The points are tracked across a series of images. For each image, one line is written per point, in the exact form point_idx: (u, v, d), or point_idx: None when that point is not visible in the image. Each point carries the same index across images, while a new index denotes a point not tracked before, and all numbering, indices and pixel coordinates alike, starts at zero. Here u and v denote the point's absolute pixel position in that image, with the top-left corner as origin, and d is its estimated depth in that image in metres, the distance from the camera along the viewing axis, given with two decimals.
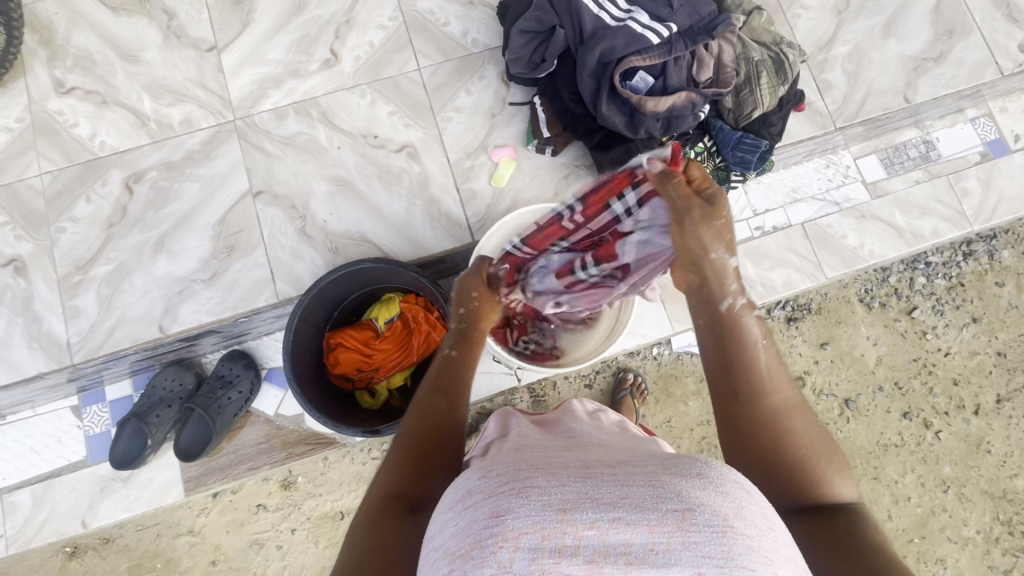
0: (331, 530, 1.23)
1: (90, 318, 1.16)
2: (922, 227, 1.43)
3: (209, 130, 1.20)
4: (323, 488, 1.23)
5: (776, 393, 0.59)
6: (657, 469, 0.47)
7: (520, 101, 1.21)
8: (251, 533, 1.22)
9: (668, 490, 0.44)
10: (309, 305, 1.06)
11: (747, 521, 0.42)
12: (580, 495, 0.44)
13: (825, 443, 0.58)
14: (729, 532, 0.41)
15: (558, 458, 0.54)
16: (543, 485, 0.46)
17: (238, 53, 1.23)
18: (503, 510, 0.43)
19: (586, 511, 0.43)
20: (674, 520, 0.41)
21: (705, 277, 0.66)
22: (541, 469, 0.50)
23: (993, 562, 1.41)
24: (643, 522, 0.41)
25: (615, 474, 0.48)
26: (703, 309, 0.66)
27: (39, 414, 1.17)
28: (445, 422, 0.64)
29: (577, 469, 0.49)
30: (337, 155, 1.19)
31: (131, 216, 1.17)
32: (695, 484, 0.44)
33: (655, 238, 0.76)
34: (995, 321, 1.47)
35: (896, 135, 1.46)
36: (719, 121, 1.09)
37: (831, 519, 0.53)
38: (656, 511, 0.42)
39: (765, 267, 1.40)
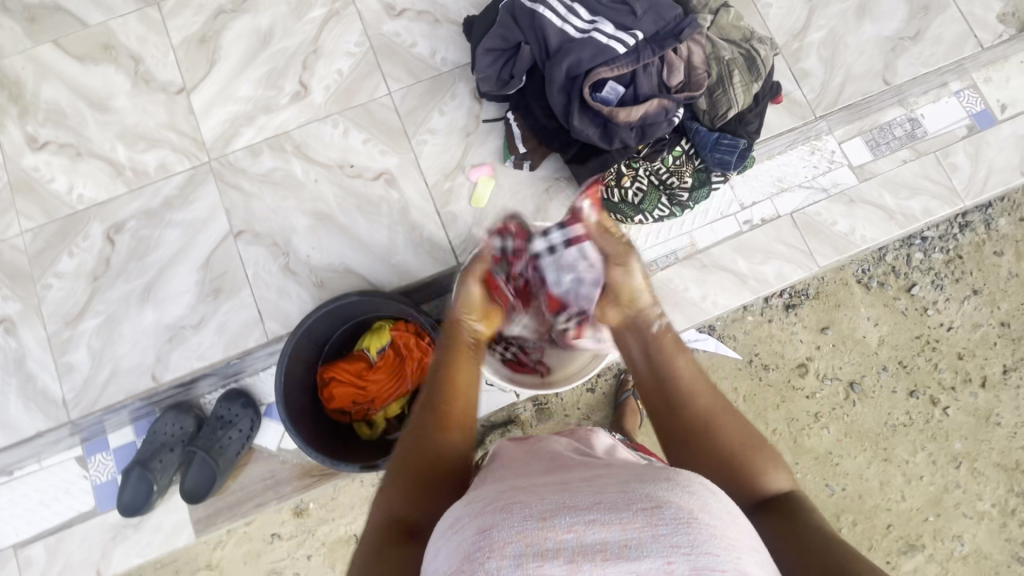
0: (347, 554, 1.24)
1: (83, 373, 1.16)
2: (913, 206, 1.41)
3: (185, 174, 1.19)
4: (334, 512, 1.24)
5: (699, 398, 0.68)
6: (628, 479, 0.50)
7: (494, 117, 1.20)
8: (268, 562, 1.23)
9: (639, 493, 0.46)
10: (297, 344, 1.06)
11: (709, 510, 0.45)
12: (558, 503, 0.46)
13: (754, 439, 0.64)
14: (693, 523, 0.43)
15: (541, 477, 0.55)
16: (524, 499, 0.47)
17: (208, 93, 1.22)
18: (490, 523, 0.44)
19: (565, 515, 0.44)
20: (644, 515, 0.43)
21: (638, 311, 0.82)
22: (522, 487, 0.51)
23: (1011, 534, 1.41)
24: (616, 521, 0.43)
25: (589, 485, 0.50)
26: (637, 339, 0.79)
27: (45, 467, 1.17)
28: (448, 454, 0.64)
29: (554, 485, 0.52)
30: (314, 187, 1.18)
31: (115, 266, 1.17)
32: (664, 488, 0.47)
33: (579, 270, 0.98)
34: (996, 292, 1.45)
35: (880, 116, 1.43)
36: (695, 124, 1.08)
37: (783, 516, 0.57)
38: (628, 509, 0.44)
39: (757, 261, 1.37)
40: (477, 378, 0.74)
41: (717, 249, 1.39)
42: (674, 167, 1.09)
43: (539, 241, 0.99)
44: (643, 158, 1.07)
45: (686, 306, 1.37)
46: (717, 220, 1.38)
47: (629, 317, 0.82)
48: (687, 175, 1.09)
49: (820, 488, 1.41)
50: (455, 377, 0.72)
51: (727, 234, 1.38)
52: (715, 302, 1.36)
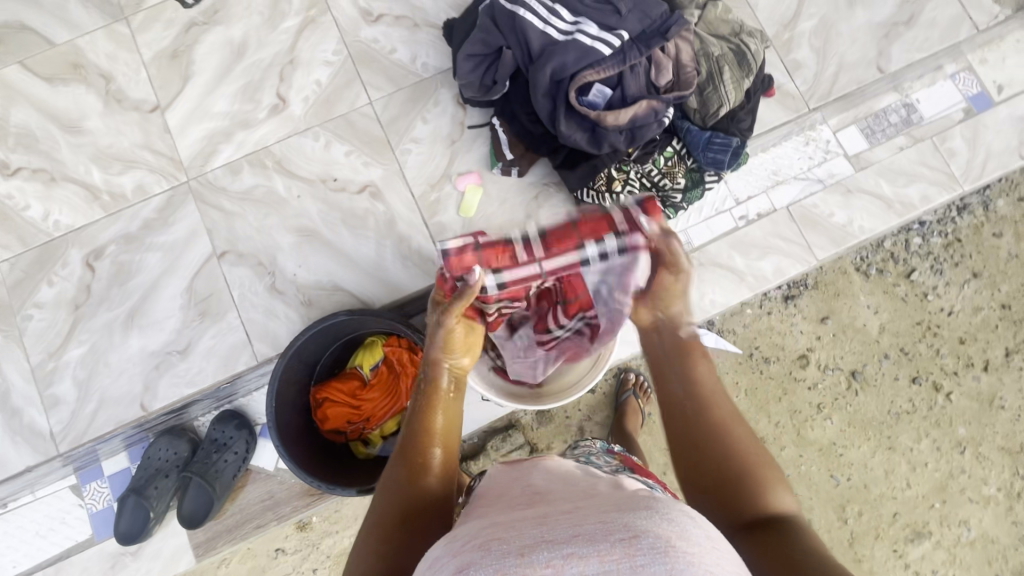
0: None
1: (69, 405, 1.13)
2: (911, 194, 1.38)
3: (163, 195, 1.16)
4: (338, 525, 1.23)
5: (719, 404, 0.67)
6: (609, 509, 0.48)
7: (479, 123, 1.17)
8: None
9: (617, 523, 0.45)
10: (288, 367, 1.03)
11: (689, 538, 0.44)
12: (538, 538, 0.45)
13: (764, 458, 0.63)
14: (671, 552, 0.42)
15: (524, 511, 0.54)
16: (504, 536, 0.46)
17: (183, 109, 1.18)
18: (467, 561, 0.44)
19: (544, 550, 0.43)
20: (621, 546, 0.42)
21: (668, 316, 0.78)
22: (504, 524, 0.50)
23: (1017, 517, 1.40)
24: (594, 554, 0.42)
25: (570, 517, 0.49)
26: (659, 337, 0.78)
27: (40, 498, 1.14)
28: (420, 498, 0.64)
29: (536, 518, 0.51)
30: (298, 204, 1.15)
31: (96, 294, 1.14)
32: (643, 517, 0.45)
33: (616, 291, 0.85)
34: (997, 274, 1.43)
35: (875, 103, 1.40)
36: (687, 123, 1.05)
37: (773, 529, 0.56)
38: (605, 541, 0.43)
39: (754, 257, 1.35)
40: (455, 418, 0.74)
41: (713, 246, 1.35)
42: (666, 169, 1.05)
43: (590, 248, 0.79)
44: (634, 161, 1.04)
45: None
46: (712, 216, 1.35)
47: (659, 319, 0.79)
48: (680, 176, 1.06)
49: (826, 480, 1.39)
50: (431, 418, 0.72)
51: (723, 231, 1.35)
52: (712, 301, 1.33)
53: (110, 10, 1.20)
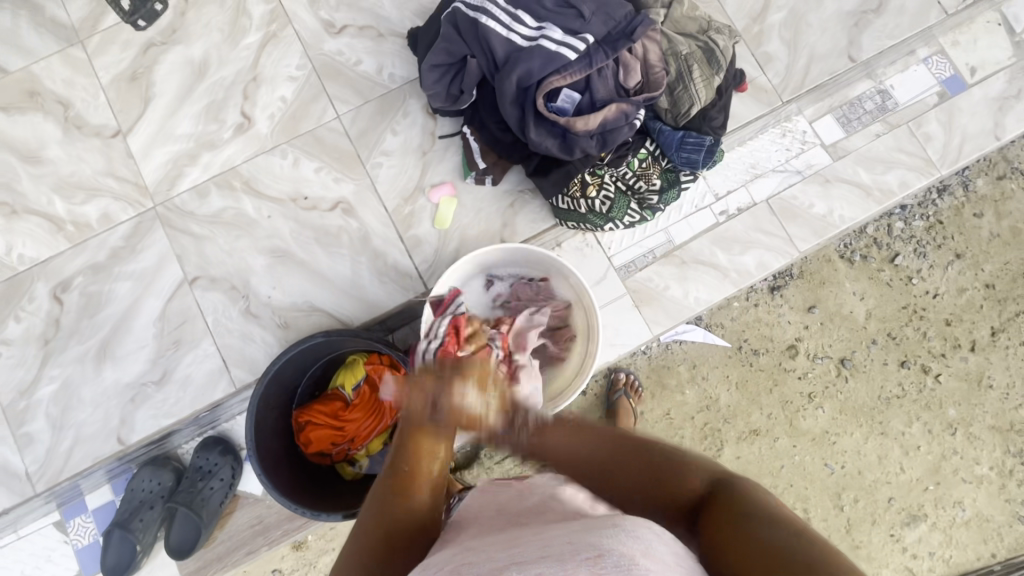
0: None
1: (45, 443, 1.11)
2: (889, 180, 1.38)
3: (130, 223, 1.13)
4: (335, 542, 1.20)
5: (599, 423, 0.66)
6: (577, 527, 0.48)
7: (450, 132, 1.15)
8: None
9: (583, 543, 0.44)
10: (266, 392, 1.01)
11: (653, 555, 0.43)
12: (505, 563, 0.45)
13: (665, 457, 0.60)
14: (635, 567, 0.41)
15: (495, 535, 0.53)
16: (473, 564, 0.46)
17: (145, 133, 1.15)
18: None
19: (513, 572, 0.43)
20: (587, 564, 0.41)
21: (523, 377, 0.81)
22: (474, 550, 0.50)
23: (1010, 495, 1.40)
24: (560, 572, 0.41)
25: (539, 538, 0.48)
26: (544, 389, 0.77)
27: (24, 536, 1.10)
28: (405, 521, 0.59)
29: (507, 540, 0.50)
30: (269, 224, 1.13)
31: (66, 327, 1.11)
32: (608, 536, 0.44)
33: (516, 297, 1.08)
34: (979, 254, 1.43)
35: (849, 91, 1.39)
36: (659, 123, 1.05)
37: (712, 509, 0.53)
38: (572, 559, 0.42)
39: (736, 252, 1.33)
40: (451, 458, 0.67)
41: (695, 243, 1.34)
42: (641, 170, 1.05)
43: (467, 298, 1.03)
44: (607, 165, 1.04)
45: (670, 304, 1.31)
46: (692, 213, 1.34)
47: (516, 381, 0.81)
48: (655, 177, 1.06)
49: (821, 469, 1.39)
50: (421, 447, 0.65)
51: (705, 227, 1.34)
52: (697, 299, 1.32)
53: (64, 34, 1.17)
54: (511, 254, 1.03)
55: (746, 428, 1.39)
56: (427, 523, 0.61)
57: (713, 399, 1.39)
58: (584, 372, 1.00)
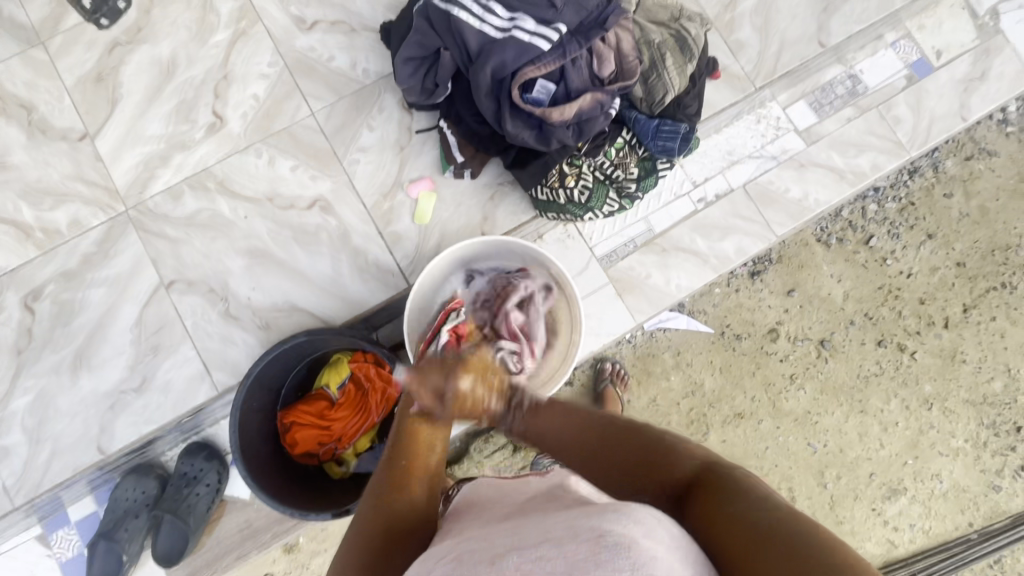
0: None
1: (21, 456, 1.08)
2: (861, 163, 1.40)
3: (102, 227, 1.10)
4: (326, 543, 1.19)
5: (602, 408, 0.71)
6: (582, 510, 0.49)
7: (427, 127, 1.14)
8: None
9: (586, 526, 0.45)
10: (249, 393, 1.00)
11: (653, 534, 0.44)
12: (508, 548, 0.47)
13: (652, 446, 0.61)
14: (633, 547, 0.42)
15: (500, 523, 0.54)
16: (479, 549, 0.49)
17: (114, 135, 1.13)
18: None
19: (513, 558, 0.45)
20: (584, 546, 0.43)
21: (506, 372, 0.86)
22: (477, 537, 0.52)
23: (985, 465, 1.45)
24: (561, 555, 0.43)
25: (543, 522, 0.50)
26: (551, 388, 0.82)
27: (4, 553, 1.08)
28: (406, 514, 0.60)
29: (511, 527, 0.52)
30: (246, 225, 1.11)
31: (40, 336, 1.09)
32: (609, 517, 0.45)
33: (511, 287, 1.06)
34: (949, 233, 1.47)
35: (820, 76, 1.41)
36: (634, 112, 1.05)
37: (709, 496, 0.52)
38: (572, 541, 0.44)
39: (715, 239, 1.35)
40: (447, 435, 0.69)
41: (675, 231, 1.35)
42: (618, 160, 1.06)
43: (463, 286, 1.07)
44: (584, 155, 1.04)
45: (652, 292, 1.33)
46: (671, 201, 1.35)
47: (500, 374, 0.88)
48: (633, 166, 1.06)
49: (804, 448, 1.42)
50: (414, 445, 0.66)
51: (684, 214, 1.36)
52: (679, 286, 1.33)
53: (24, 35, 1.13)
54: (493, 247, 1.04)
55: (731, 411, 1.41)
56: (429, 514, 0.62)
57: (698, 383, 1.41)
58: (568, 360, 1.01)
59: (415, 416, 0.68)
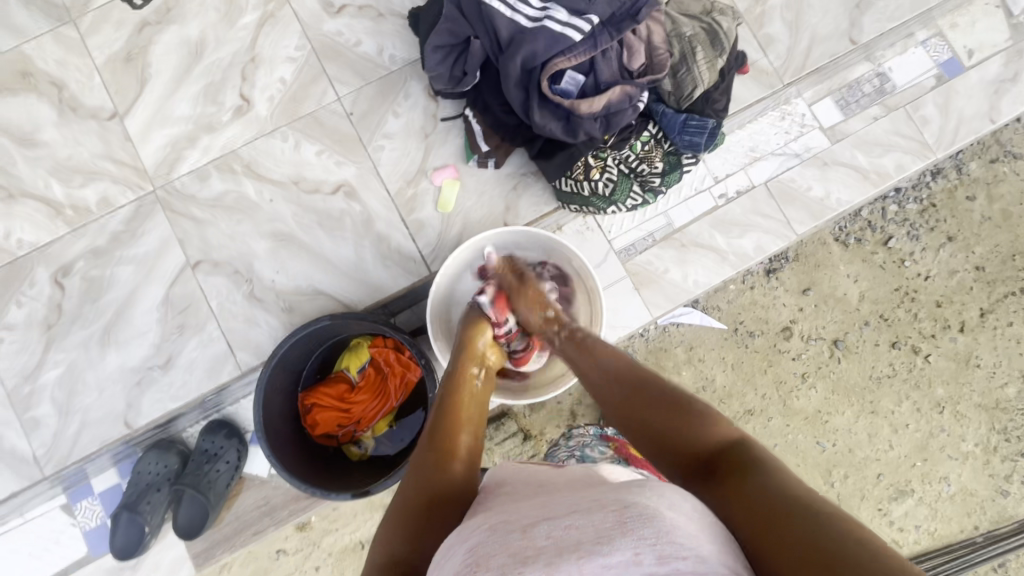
0: (356, 561, 1.22)
1: (50, 427, 1.11)
2: (886, 163, 1.39)
3: (130, 206, 1.12)
4: (339, 522, 1.22)
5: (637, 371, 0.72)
6: (608, 489, 0.51)
7: (452, 115, 1.14)
8: None
9: (612, 500, 0.48)
10: (274, 374, 1.02)
11: (679, 509, 0.46)
12: (539, 517, 0.50)
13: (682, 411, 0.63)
14: (657, 518, 0.44)
15: (527, 499, 0.56)
16: (510, 518, 0.51)
17: (143, 115, 1.14)
18: (476, 542, 0.49)
19: (544, 526, 0.48)
20: (612, 516, 0.45)
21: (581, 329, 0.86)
22: (511, 509, 0.54)
23: (994, 470, 1.45)
24: (589, 523, 0.46)
25: (572, 497, 0.52)
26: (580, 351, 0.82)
27: (32, 519, 1.12)
28: (439, 484, 0.63)
29: (541, 499, 0.54)
30: (271, 208, 1.12)
31: (68, 312, 1.11)
32: (634, 493, 0.48)
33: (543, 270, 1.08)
34: (970, 236, 1.46)
35: (848, 73, 1.40)
36: (661, 106, 1.05)
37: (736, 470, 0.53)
38: (600, 511, 0.47)
39: (734, 235, 1.35)
40: (484, 408, 0.76)
41: (694, 226, 1.35)
42: (644, 153, 1.06)
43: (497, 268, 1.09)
44: (610, 148, 1.04)
45: (669, 287, 1.33)
46: (692, 196, 1.35)
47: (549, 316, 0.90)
48: (658, 160, 1.07)
49: (813, 446, 1.43)
50: (459, 410, 0.73)
51: (704, 211, 1.35)
52: (696, 282, 1.33)
53: (56, 13, 1.14)
54: (516, 237, 1.04)
55: (741, 407, 1.42)
56: (466, 486, 0.64)
57: (709, 378, 1.42)
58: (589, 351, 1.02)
59: (462, 381, 0.78)
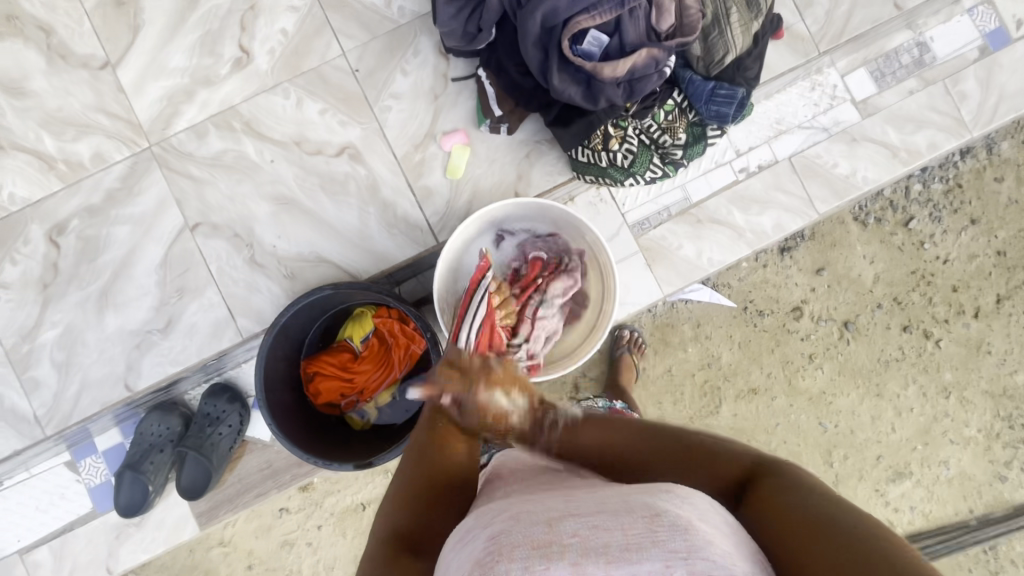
0: (356, 522, 1.23)
1: (50, 387, 1.10)
2: (918, 141, 1.32)
3: (126, 163, 1.07)
4: (341, 483, 1.22)
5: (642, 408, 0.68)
6: (633, 490, 0.51)
7: (464, 75, 1.08)
8: (280, 534, 1.23)
9: (640, 504, 0.47)
10: (275, 342, 1.00)
11: (709, 521, 0.46)
12: (562, 512, 0.48)
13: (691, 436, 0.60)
14: (691, 529, 0.44)
15: (545, 490, 0.54)
16: (533, 509, 0.50)
17: (136, 65, 1.07)
18: (496, 531, 0.47)
19: (570, 523, 0.46)
20: (642, 522, 0.45)
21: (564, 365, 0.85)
22: (532, 501, 0.52)
23: (994, 456, 1.44)
24: (618, 526, 0.45)
25: (597, 494, 0.51)
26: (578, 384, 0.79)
27: (37, 475, 1.13)
28: (447, 465, 0.62)
29: (564, 494, 0.53)
30: (272, 169, 1.07)
31: (64, 271, 1.08)
32: (665, 497, 0.48)
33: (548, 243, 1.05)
34: (994, 220, 1.40)
35: (887, 41, 1.31)
36: (688, 72, 0.99)
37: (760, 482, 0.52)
38: (629, 514, 0.46)
39: (753, 213, 1.29)
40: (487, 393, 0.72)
41: (712, 201, 1.30)
42: (666, 124, 1.01)
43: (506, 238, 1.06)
44: (632, 116, 0.99)
45: (682, 263, 1.29)
46: (711, 169, 1.29)
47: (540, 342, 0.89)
48: (680, 131, 1.01)
49: (815, 426, 1.42)
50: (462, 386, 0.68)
51: (722, 185, 1.30)
52: (711, 259, 1.28)
53: None
54: (527, 209, 0.99)
55: (745, 385, 1.40)
56: (473, 473, 0.63)
57: (715, 355, 1.39)
58: (597, 331, 1.01)
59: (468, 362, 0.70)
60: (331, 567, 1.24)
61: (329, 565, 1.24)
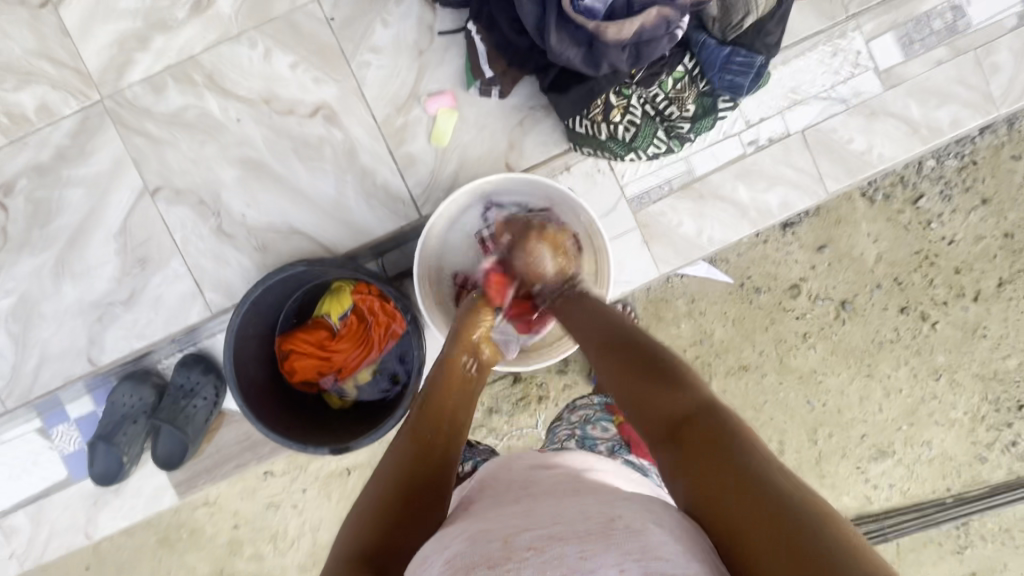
0: (341, 485, 1.21)
1: (9, 359, 1.04)
2: (941, 118, 1.22)
3: (75, 117, 0.97)
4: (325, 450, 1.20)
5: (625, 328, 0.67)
6: (591, 498, 0.48)
7: (452, 29, 0.96)
8: (266, 495, 1.21)
9: (597, 511, 0.45)
10: (245, 318, 0.94)
11: (665, 520, 0.43)
12: (520, 527, 0.46)
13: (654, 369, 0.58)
14: (645, 530, 0.41)
15: (509, 506, 0.51)
16: (492, 527, 0.47)
17: (82, 5, 0.95)
18: (454, 555, 0.44)
19: (526, 536, 0.44)
20: (597, 529, 0.42)
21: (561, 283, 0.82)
22: (493, 518, 0.49)
23: (977, 438, 1.42)
24: (574, 535, 0.42)
25: (554, 502, 0.49)
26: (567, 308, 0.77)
27: (6, 442, 1.09)
28: (418, 469, 0.59)
29: (523, 505, 0.50)
30: (239, 129, 0.98)
31: (15, 236, 1.00)
32: (618, 505, 0.46)
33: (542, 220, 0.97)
34: (1006, 201, 1.33)
35: (918, 4, 1.20)
36: (702, 35, 0.90)
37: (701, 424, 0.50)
38: (585, 521, 0.44)
39: (760, 189, 1.21)
40: (473, 406, 0.70)
41: (717, 175, 1.21)
42: (674, 93, 0.92)
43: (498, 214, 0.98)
44: (637, 84, 0.91)
45: (681, 241, 1.22)
46: (717, 141, 1.20)
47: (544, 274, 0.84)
48: (690, 102, 0.93)
49: (802, 405, 1.40)
50: (445, 400, 0.67)
51: (729, 158, 1.21)
52: (711, 238, 1.21)
53: None
54: (519, 184, 0.91)
55: (736, 362, 1.37)
56: (449, 479, 0.60)
57: (708, 332, 1.35)
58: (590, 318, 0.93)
59: (451, 375, 0.71)
60: (317, 528, 1.22)
61: (314, 525, 1.22)
